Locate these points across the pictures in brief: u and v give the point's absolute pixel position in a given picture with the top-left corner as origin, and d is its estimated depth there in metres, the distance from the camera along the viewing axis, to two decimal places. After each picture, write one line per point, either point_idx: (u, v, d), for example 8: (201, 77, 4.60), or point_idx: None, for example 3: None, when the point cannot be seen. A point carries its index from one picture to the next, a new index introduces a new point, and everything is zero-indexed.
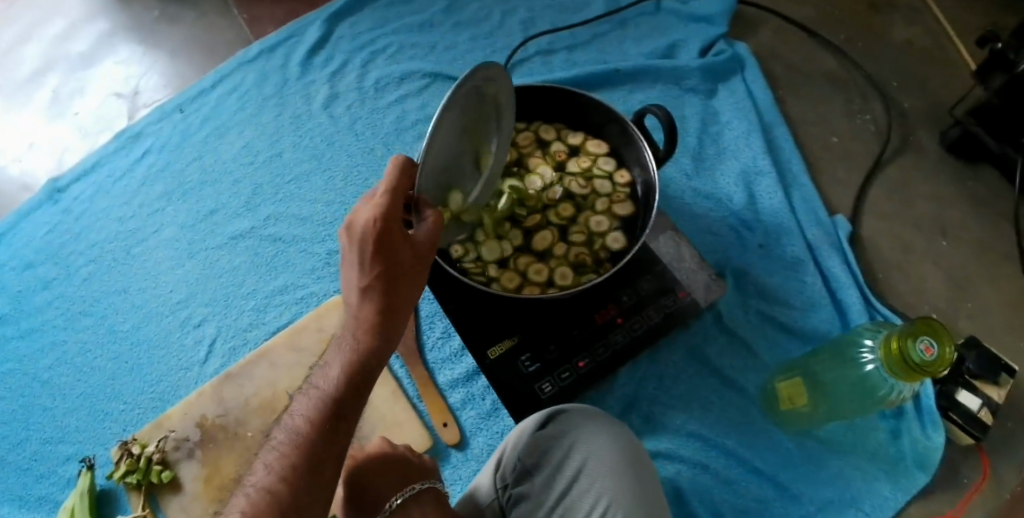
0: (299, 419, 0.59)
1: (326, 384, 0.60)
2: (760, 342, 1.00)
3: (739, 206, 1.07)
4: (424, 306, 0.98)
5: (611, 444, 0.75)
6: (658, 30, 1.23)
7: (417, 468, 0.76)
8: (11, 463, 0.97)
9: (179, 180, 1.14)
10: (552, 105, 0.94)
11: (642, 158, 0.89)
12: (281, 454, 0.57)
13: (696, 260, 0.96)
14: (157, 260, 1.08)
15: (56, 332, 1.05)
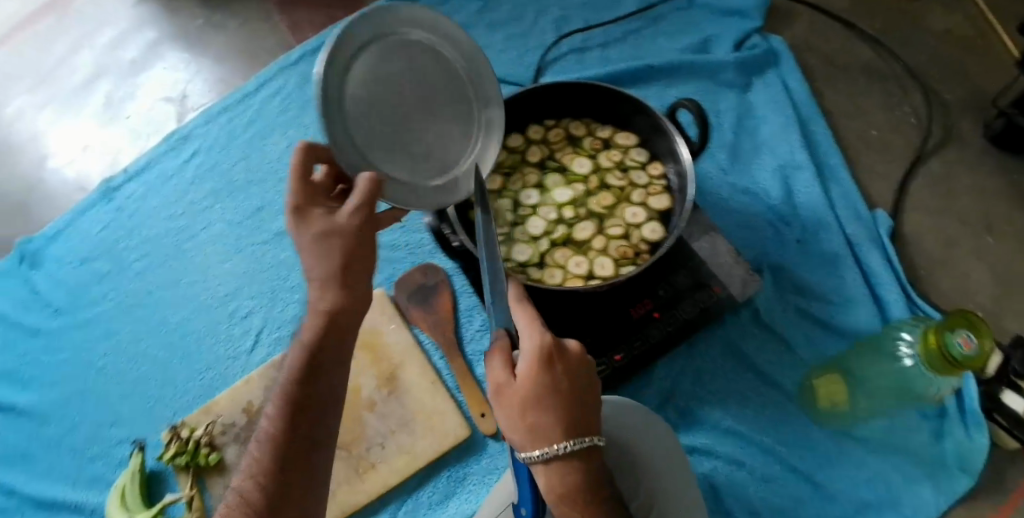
0: (265, 419, 0.64)
1: (282, 381, 0.64)
2: (798, 337, 0.99)
3: (775, 201, 1.06)
4: (461, 300, 0.97)
5: (653, 444, 0.79)
6: (692, 25, 1.22)
7: (559, 410, 0.56)
8: (70, 444, 1.04)
9: (226, 180, 1.16)
10: (581, 101, 0.94)
11: (674, 151, 0.88)
12: (253, 456, 0.63)
13: (732, 255, 0.95)
14: (205, 256, 1.10)
15: (107, 323, 1.09)
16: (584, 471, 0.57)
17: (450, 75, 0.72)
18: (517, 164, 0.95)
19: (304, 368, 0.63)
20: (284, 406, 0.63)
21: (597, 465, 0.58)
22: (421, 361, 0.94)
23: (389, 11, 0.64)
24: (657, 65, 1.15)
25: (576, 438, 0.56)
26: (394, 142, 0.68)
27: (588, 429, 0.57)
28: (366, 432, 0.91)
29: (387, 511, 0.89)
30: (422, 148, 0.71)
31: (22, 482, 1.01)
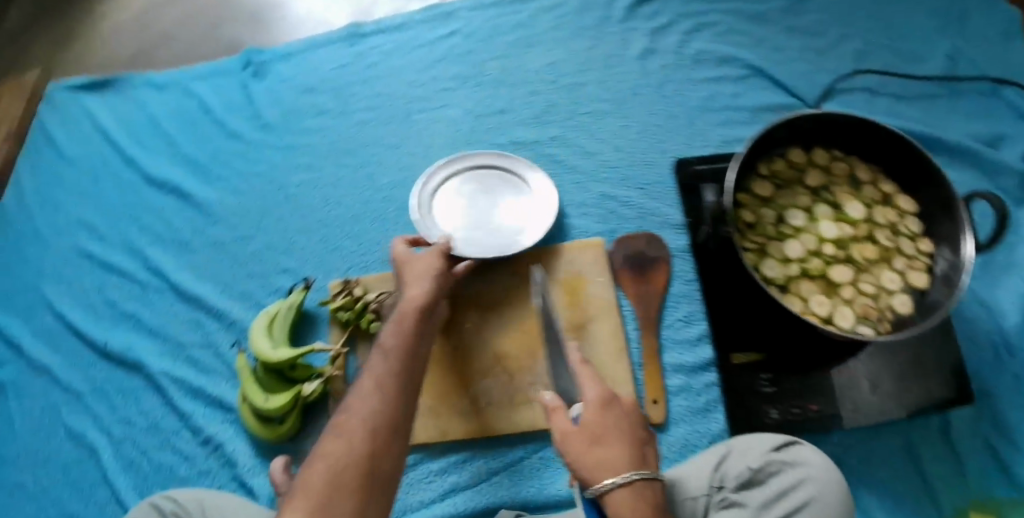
0: (375, 365, 0.67)
1: (387, 340, 0.70)
2: (974, 465, 0.88)
3: (1010, 327, 0.93)
4: (676, 284, 0.92)
5: (840, 499, 0.71)
6: (990, 114, 1.00)
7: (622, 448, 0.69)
8: (233, 252, 1.04)
9: (476, 72, 1.07)
10: (878, 146, 0.87)
11: (955, 239, 0.80)
12: (363, 394, 0.63)
13: (956, 357, 0.86)
14: (432, 135, 1.04)
15: (314, 156, 1.07)
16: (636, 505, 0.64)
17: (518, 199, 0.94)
18: (790, 180, 0.90)
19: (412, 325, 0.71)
20: (404, 340, 0.69)
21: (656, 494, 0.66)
22: (616, 322, 0.90)
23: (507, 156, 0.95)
24: (940, 142, 0.98)
25: (641, 470, 0.67)
26: (478, 231, 0.91)
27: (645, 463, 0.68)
28: (535, 368, 0.90)
29: (523, 448, 0.89)
30: (477, 241, 0.90)
31: (172, 270, 1.05)
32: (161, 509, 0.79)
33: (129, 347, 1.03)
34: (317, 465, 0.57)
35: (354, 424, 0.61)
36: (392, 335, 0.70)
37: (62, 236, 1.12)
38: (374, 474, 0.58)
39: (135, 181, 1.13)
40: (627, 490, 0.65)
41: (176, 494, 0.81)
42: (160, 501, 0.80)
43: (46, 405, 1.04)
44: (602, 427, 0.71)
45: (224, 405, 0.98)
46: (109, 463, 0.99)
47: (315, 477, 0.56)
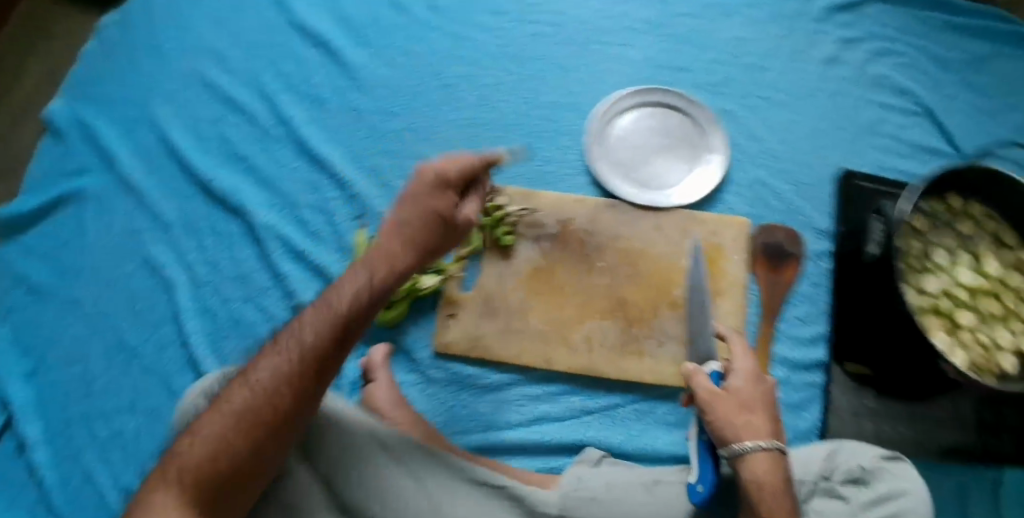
0: (267, 372, 0.64)
1: (319, 319, 0.65)
2: None
3: None
4: (802, 284, 0.94)
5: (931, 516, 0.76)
6: None
7: (766, 423, 0.73)
8: (371, 124, 0.99)
9: (665, 21, 1.04)
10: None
11: None
12: (270, 392, 0.63)
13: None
14: (609, 70, 1.01)
15: (478, 53, 1.02)
16: (771, 473, 0.70)
17: (686, 145, 0.97)
18: (942, 222, 0.93)
19: (365, 299, 0.67)
20: (335, 328, 0.65)
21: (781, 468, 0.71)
22: (740, 302, 0.92)
23: (683, 100, 0.98)
24: None
25: (770, 442, 0.71)
26: (640, 168, 0.96)
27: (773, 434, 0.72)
28: (654, 323, 0.91)
29: (623, 396, 0.89)
30: (646, 177, 0.96)
31: (301, 123, 0.99)
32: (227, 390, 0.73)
33: (236, 190, 0.97)
34: (179, 457, 0.60)
35: (226, 422, 0.61)
36: (343, 304, 0.66)
37: (187, 60, 1.04)
38: (263, 457, 0.62)
39: (282, 25, 1.05)
40: (767, 457, 0.71)
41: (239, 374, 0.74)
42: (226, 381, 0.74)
43: (128, 227, 0.98)
44: (749, 395, 0.74)
45: (325, 275, 0.92)
46: (184, 303, 0.93)
47: (193, 457, 0.60)
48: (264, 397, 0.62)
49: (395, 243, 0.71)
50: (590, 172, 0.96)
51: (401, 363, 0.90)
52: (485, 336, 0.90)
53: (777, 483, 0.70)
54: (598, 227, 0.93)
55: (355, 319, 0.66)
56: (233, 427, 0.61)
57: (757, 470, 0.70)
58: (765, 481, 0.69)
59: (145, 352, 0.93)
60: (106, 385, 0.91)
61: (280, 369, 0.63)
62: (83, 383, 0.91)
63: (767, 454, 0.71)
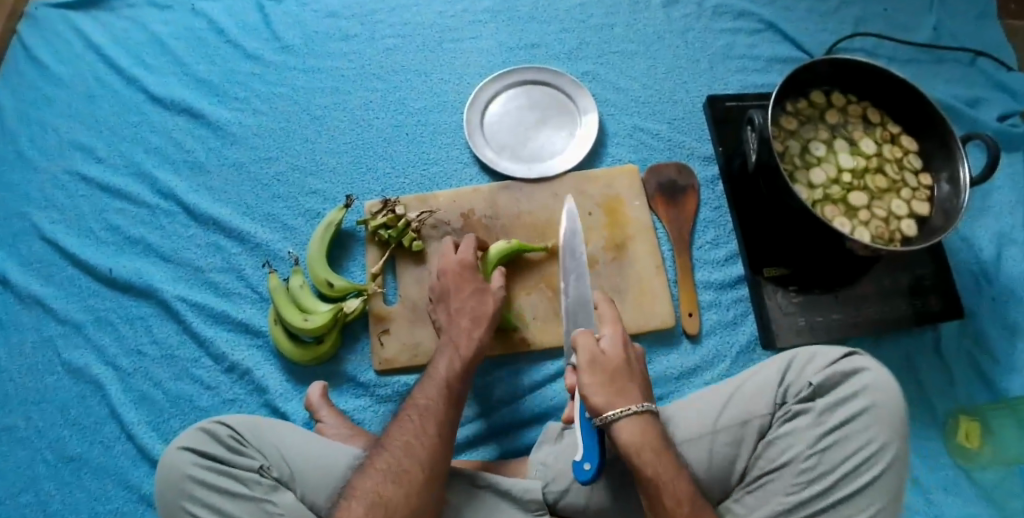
0: (426, 398, 0.74)
1: (424, 401, 0.74)
2: (960, 374, 0.95)
3: (987, 258, 1.00)
4: (702, 210, 0.98)
5: (897, 406, 0.71)
6: (964, 81, 1.11)
7: (629, 388, 0.67)
8: (252, 174, 1.01)
9: (507, 7, 1.11)
10: (885, 87, 0.95)
11: (955, 174, 0.89)
12: (408, 442, 0.69)
13: (946, 274, 0.95)
14: (467, 63, 1.07)
15: (341, 80, 1.06)
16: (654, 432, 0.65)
17: (560, 112, 1.03)
18: (811, 118, 0.96)
19: (442, 376, 0.77)
20: (434, 406, 0.73)
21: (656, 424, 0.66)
22: (653, 241, 0.95)
23: (545, 71, 1.03)
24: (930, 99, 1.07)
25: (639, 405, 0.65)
26: (523, 142, 1.01)
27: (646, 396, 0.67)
28: None
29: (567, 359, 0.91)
30: (531, 151, 1.00)
31: (184, 191, 1.01)
32: (215, 435, 0.78)
33: (138, 273, 0.97)
34: None
35: (385, 480, 0.66)
36: (423, 394, 0.75)
37: (54, 159, 1.05)
38: (422, 473, 0.67)
39: (138, 101, 1.08)
40: (649, 417, 0.65)
41: (227, 421, 0.80)
42: (212, 427, 0.78)
43: (39, 339, 0.97)
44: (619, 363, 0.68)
45: (251, 328, 0.94)
46: (117, 396, 0.93)
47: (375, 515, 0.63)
48: (410, 451, 0.68)
49: (466, 323, 0.82)
50: (478, 161, 1.00)
51: (347, 391, 0.90)
52: (422, 342, 0.91)
53: (656, 441, 0.64)
54: (500, 211, 0.95)
55: (449, 400, 0.74)
56: (395, 481, 0.66)
57: (627, 440, 0.64)
58: (636, 444, 0.63)
59: (94, 457, 0.91)
60: (62, 502, 0.89)
61: (418, 430, 0.71)
62: (38, 505, 0.88)
63: (637, 416, 0.65)
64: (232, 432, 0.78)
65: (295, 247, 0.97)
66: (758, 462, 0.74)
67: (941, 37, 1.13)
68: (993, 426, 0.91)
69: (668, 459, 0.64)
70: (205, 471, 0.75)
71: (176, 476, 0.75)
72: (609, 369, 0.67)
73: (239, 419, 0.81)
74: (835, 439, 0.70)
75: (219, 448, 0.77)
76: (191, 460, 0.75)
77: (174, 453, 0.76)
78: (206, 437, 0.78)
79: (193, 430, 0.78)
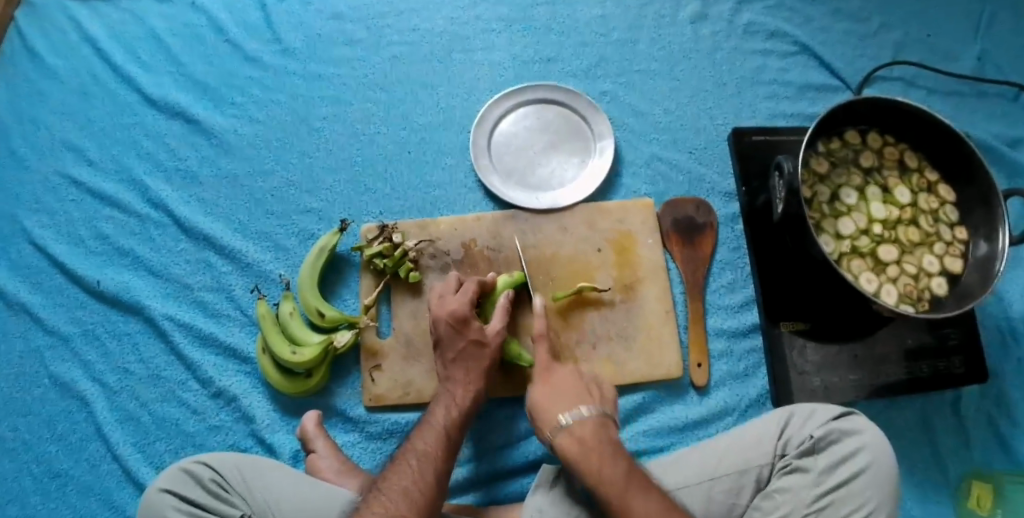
0: (423, 444, 0.70)
1: (421, 445, 0.69)
2: (979, 437, 0.90)
3: (1016, 315, 0.94)
4: (719, 251, 0.93)
5: (892, 468, 0.71)
6: (1010, 118, 1.03)
7: (564, 401, 0.75)
8: (245, 188, 0.96)
9: (524, 16, 1.03)
10: (926, 131, 0.88)
11: (993, 233, 0.83)
12: (404, 489, 0.65)
13: (972, 335, 0.89)
14: (478, 76, 1.00)
15: (343, 89, 1.00)
16: (594, 438, 0.71)
17: (573, 136, 0.96)
18: (845, 159, 0.89)
19: (440, 424, 0.72)
20: (433, 452, 0.69)
21: (606, 430, 0.73)
22: (665, 284, 0.89)
23: (561, 90, 0.97)
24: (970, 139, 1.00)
25: (573, 413, 0.73)
26: (532, 168, 0.95)
27: (585, 402, 0.75)
28: (584, 326, 0.87)
29: None
30: (540, 178, 0.94)
31: (176, 202, 0.95)
32: (196, 477, 0.69)
33: (126, 288, 0.91)
34: None
35: None
36: (422, 438, 0.70)
37: (44, 159, 0.98)
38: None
39: (132, 99, 1.01)
40: (592, 422, 0.73)
41: (211, 460, 0.71)
42: (194, 467, 0.70)
43: (27, 349, 0.90)
44: (554, 385, 0.77)
45: (239, 354, 0.88)
46: (102, 415, 0.87)
47: None
48: (408, 498, 0.64)
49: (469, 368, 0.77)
50: (484, 186, 0.94)
51: (334, 426, 0.85)
52: (414, 380, 0.86)
53: (592, 449, 0.70)
54: (505, 243, 0.90)
55: (448, 450, 0.70)
56: None
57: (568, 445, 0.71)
58: (572, 453, 0.70)
59: (78, 474, 0.85)
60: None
61: (416, 478, 0.66)
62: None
63: (568, 429, 0.72)
64: (216, 474, 0.70)
65: (287, 269, 0.91)
66: (752, 513, 0.73)
67: (987, 69, 1.05)
68: (1006, 492, 0.86)
69: (603, 460, 0.69)
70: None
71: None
72: (551, 390, 0.77)
73: (223, 457, 0.72)
74: (829, 502, 0.70)
75: (200, 492, 0.68)
76: (171, 503, 0.67)
77: (151, 495, 0.68)
78: (187, 477, 0.69)
79: (173, 468, 0.69)
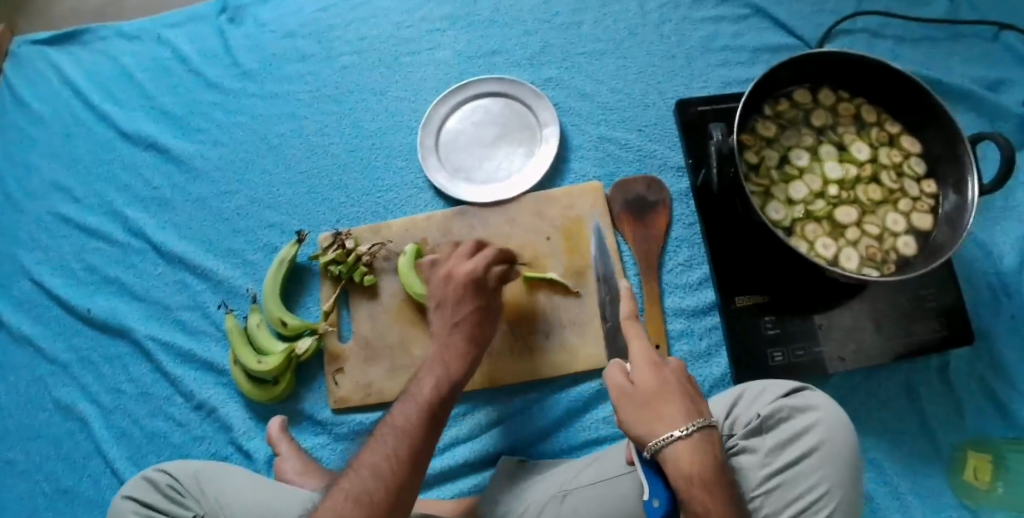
0: (400, 419, 0.67)
1: (400, 421, 0.67)
2: (971, 403, 0.84)
3: (1007, 268, 0.88)
4: (674, 229, 0.91)
5: (847, 443, 0.68)
6: (989, 58, 0.96)
7: (683, 406, 0.67)
8: (214, 209, 1.00)
9: (467, 12, 1.04)
10: (879, 82, 0.84)
11: (961, 183, 0.78)
12: (374, 465, 0.64)
13: (952, 295, 0.84)
14: (424, 78, 1.01)
15: (297, 105, 1.03)
16: (714, 459, 0.65)
17: (522, 126, 0.96)
18: (794, 120, 0.87)
19: (428, 400, 0.69)
20: (414, 428, 0.66)
21: (718, 447, 0.66)
22: (617, 267, 0.88)
23: (505, 81, 0.97)
24: (941, 86, 0.94)
25: (695, 423, 0.66)
26: (480, 161, 0.95)
27: (703, 412, 0.68)
28: (537, 316, 0.88)
29: (523, 398, 0.87)
30: (488, 172, 0.94)
31: (152, 229, 1.00)
32: (156, 484, 0.75)
33: (114, 313, 0.97)
34: None
35: (346, 507, 0.61)
36: (405, 414, 0.68)
37: (38, 201, 1.05)
38: (386, 505, 0.61)
39: (110, 137, 1.06)
40: (713, 437, 0.66)
41: (171, 467, 0.77)
42: (155, 475, 0.76)
43: (32, 377, 0.98)
44: (653, 387, 0.69)
45: (215, 367, 0.93)
46: (99, 433, 0.93)
47: None
48: (378, 474, 0.63)
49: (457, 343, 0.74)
50: (433, 185, 0.95)
51: (303, 429, 0.89)
52: (375, 380, 0.88)
53: (712, 472, 0.64)
54: (456, 240, 0.91)
55: (430, 428, 0.67)
56: (355, 503, 0.61)
57: (682, 461, 0.64)
58: (697, 470, 0.63)
59: (81, 488, 0.92)
60: None
61: (389, 453, 0.64)
62: None
63: (686, 442, 0.65)
64: (173, 480, 0.75)
65: (254, 283, 0.95)
66: None
67: (959, 9, 0.98)
68: (1007, 462, 0.81)
69: (720, 492, 0.63)
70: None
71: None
72: (662, 389, 0.69)
73: (182, 464, 0.77)
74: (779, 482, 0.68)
75: (159, 497, 0.74)
76: (133, 509, 0.73)
77: (119, 503, 0.74)
78: (148, 485, 0.75)
79: (137, 477, 0.76)
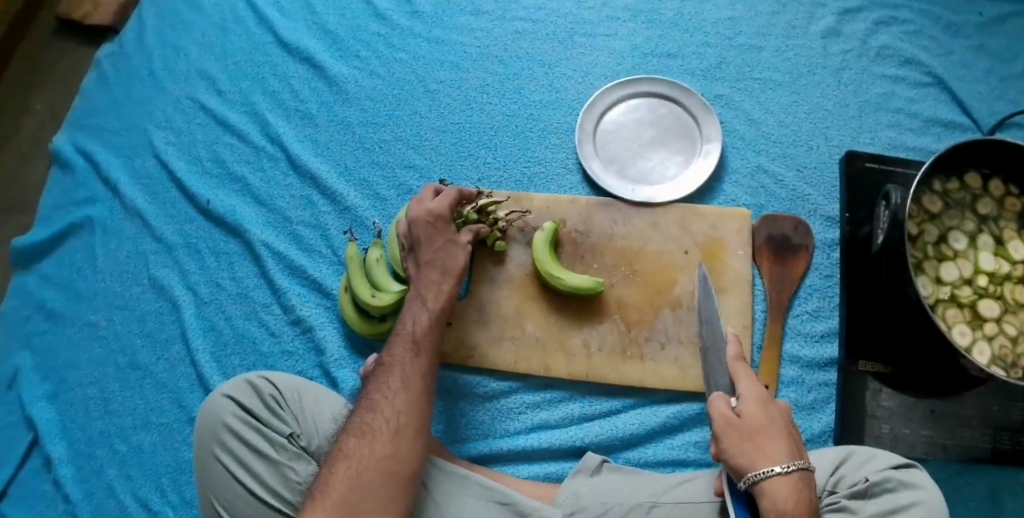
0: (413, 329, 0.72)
1: (414, 330, 0.72)
2: None
3: None
4: (809, 276, 0.90)
5: None
6: None
7: (785, 441, 0.63)
8: (357, 135, 0.99)
9: (651, 8, 1.02)
10: None
11: None
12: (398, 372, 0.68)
13: None
14: (594, 62, 0.99)
15: (462, 56, 1.01)
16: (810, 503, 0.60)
17: (683, 134, 0.95)
18: (960, 202, 0.85)
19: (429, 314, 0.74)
20: (426, 337, 0.72)
21: (813, 492, 0.61)
22: (747, 299, 0.87)
23: (677, 86, 0.95)
24: None
25: (796, 463, 0.61)
26: (635, 158, 0.94)
27: (803, 455, 0.63)
28: (656, 324, 0.87)
29: (620, 401, 0.86)
30: (640, 171, 0.93)
31: (290, 139, 0.99)
32: (257, 390, 0.74)
33: (232, 210, 0.97)
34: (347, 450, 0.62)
35: (376, 411, 0.64)
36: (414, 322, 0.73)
37: (180, 83, 1.05)
38: (416, 408, 0.65)
39: (266, 41, 1.05)
40: (810, 481, 0.61)
41: (273, 378, 0.76)
42: (257, 380, 0.74)
43: (135, 250, 0.97)
44: (759, 422, 0.64)
45: (323, 288, 0.92)
46: (189, 321, 0.92)
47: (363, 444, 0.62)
48: (404, 380, 0.67)
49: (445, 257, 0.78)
50: (583, 170, 0.94)
51: None
52: (481, 345, 0.88)
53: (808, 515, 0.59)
54: (594, 230, 0.90)
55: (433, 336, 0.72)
56: (385, 407, 0.64)
57: (779, 500, 0.59)
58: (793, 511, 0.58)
59: (158, 370, 0.92)
60: (123, 404, 0.90)
61: (411, 361, 0.69)
62: (107, 403, 0.90)
63: (785, 479, 0.60)
64: (274, 392, 0.74)
65: (382, 219, 0.94)
66: None
67: None
68: None
69: None
70: (238, 424, 0.71)
71: (211, 420, 0.72)
72: (761, 421, 0.64)
73: (284, 377, 0.76)
74: None
75: (259, 404, 0.73)
76: (232, 410, 0.72)
77: (216, 400, 0.73)
78: (250, 389, 0.74)
79: (239, 378, 0.75)
